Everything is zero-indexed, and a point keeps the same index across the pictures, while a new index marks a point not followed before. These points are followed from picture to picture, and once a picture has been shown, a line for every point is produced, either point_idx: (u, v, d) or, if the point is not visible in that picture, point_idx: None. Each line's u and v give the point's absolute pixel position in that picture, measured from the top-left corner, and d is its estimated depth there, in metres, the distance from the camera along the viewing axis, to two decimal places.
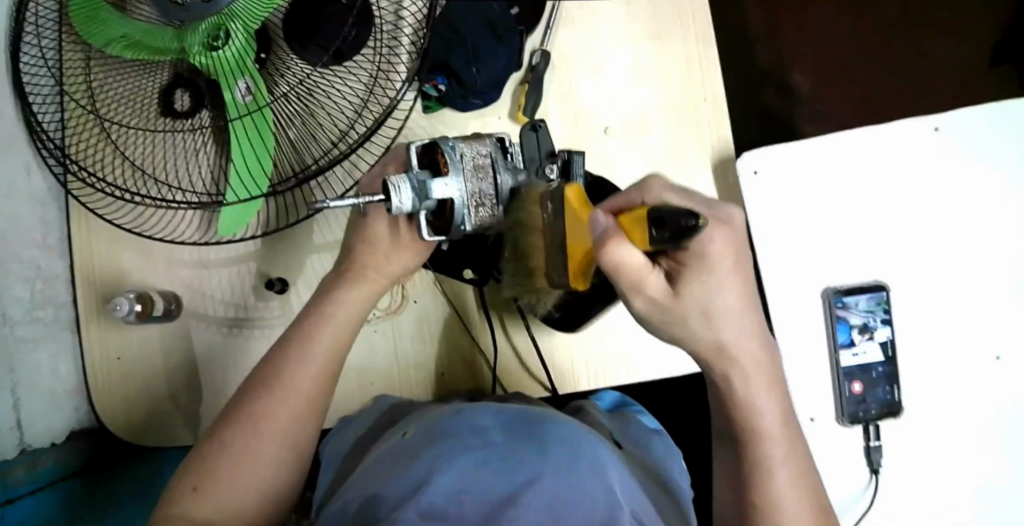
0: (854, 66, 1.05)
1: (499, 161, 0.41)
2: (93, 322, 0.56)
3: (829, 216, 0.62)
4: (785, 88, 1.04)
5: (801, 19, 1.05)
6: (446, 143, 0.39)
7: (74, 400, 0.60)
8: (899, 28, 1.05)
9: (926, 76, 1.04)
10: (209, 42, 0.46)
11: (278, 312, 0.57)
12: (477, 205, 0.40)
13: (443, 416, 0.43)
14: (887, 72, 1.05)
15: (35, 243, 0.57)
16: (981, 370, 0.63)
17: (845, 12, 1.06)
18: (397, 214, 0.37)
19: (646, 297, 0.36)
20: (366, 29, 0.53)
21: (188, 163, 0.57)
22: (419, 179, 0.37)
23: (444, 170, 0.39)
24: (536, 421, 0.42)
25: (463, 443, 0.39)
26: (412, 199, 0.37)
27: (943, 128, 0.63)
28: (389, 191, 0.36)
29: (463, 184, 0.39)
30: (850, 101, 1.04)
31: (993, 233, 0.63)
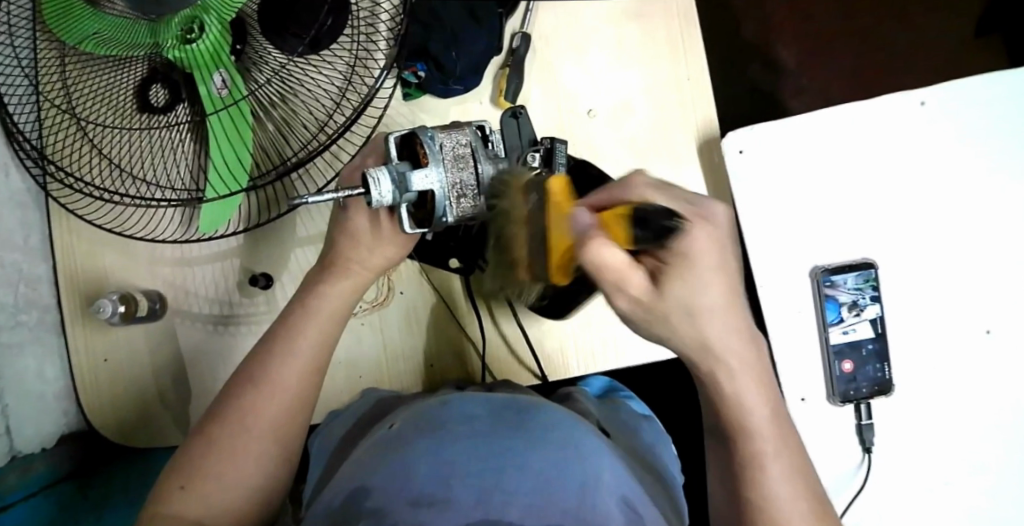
0: (842, 42, 1.04)
1: (479, 150, 0.41)
2: (78, 324, 0.56)
3: (816, 195, 0.62)
4: (773, 67, 1.04)
5: None
6: (425, 133, 0.39)
7: (64, 403, 0.60)
8: (886, 4, 1.04)
9: (915, 51, 1.04)
10: (183, 35, 0.46)
11: (264, 308, 0.56)
12: (458, 196, 0.39)
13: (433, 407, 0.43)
14: (876, 48, 1.04)
15: (16, 246, 0.56)
16: (972, 345, 0.63)
17: None
18: (378, 206, 0.36)
19: (628, 297, 0.37)
20: (343, 16, 0.52)
21: (167, 161, 0.56)
22: (399, 170, 0.37)
23: (424, 160, 0.38)
24: (524, 409, 0.42)
25: (452, 434, 0.39)
26: (391, 191, 0.36)
27: (930, 103, 0.62)
28: (369, 183, 0.36)
29: (444, 173, 0.38)
30: (839, 78, 1.04)
31: (982, 208, 0.63)
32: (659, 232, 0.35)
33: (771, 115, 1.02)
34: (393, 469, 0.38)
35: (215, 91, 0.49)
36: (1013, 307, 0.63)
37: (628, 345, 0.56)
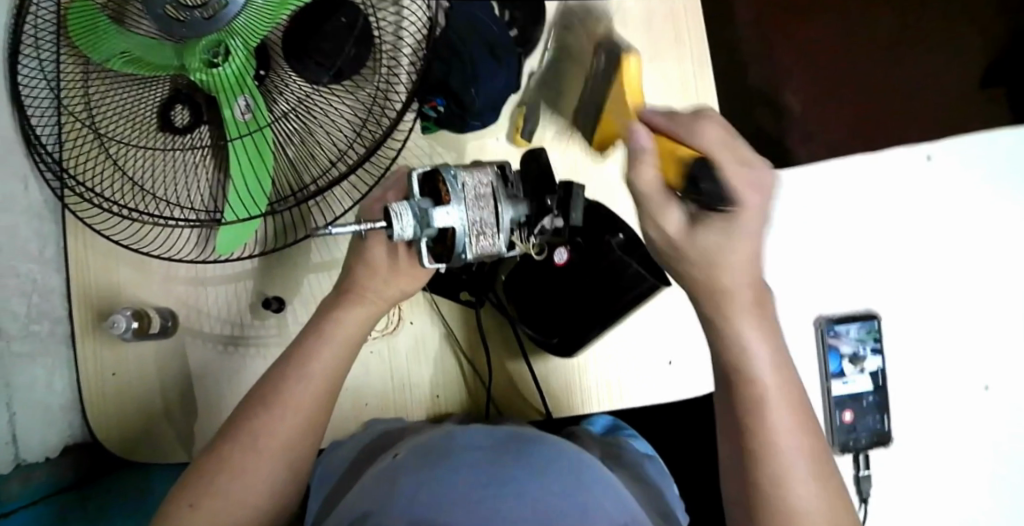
0: (850, 88, 1.07)
1: (501, 190, 0.40)
2: (89, 336, 0.56)
3: (831, 244, 0.62)
4: (781, 108, 1.06)
5: (798, 41, 1.07)
6: (447, 171, 0.38)
7: (69, 414, 0.61)
8: (893, 53, 1.07)
9: (921, 99, 1.06)
10: (208, 60, 0.47)
11: (274, 332, 0.57)
12: (478, 234, 0.38)
13: (434, 439, 0.44)
14: (883, 94, 1.06)
15: (31, 257, 0.57)
16: (969, 399, 0.65)
17: (842, 34, 1.08)
18: (399, 238, 0.37)
19: (661, 229, 0.38)
20: (366, 47, 0.52)
21: (184, 180, 0.56)
22: (421, 206, 0.37)
23: (446, 199, 0.38)
24: (525, 438, 0.44)
25: (465, 456, 0.41)
26: (412, 224, 0.37)
27: (936, 157, 0.64)
28: (390, 217, 0.36)
29: (466, 212, 0.38)
30: (847, 122, 1.05)
31: (984, 261, 0.65)
32: (699, 188, 0.36)
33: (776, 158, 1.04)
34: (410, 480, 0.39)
35: (237, 116, 0.50)
36: (1004, 363, 0.65)
37: (634, 384, 0.57)
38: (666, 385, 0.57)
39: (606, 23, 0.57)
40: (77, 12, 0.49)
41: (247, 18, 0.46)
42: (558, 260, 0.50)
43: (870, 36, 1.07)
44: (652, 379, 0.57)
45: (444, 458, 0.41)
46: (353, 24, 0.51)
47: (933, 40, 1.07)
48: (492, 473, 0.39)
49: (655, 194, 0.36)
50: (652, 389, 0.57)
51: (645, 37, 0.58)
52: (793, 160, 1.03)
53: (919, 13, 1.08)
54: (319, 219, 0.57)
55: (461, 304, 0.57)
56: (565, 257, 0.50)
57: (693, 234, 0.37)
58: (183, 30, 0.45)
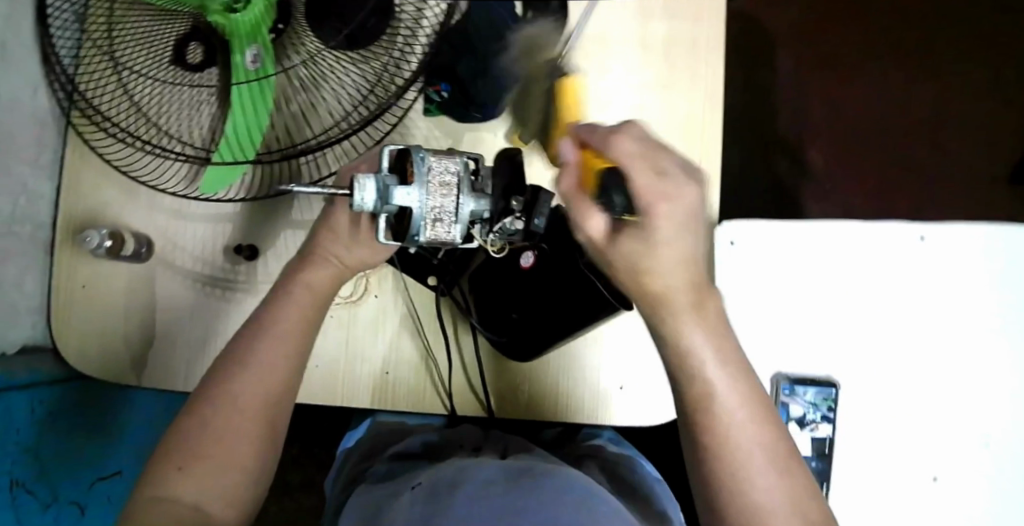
0: (876, 156, 1.06)
1: (466, 182, 0.39)
2: (67, 247, 0.58)
3: (796, 301, 0.64)
4: (802, 162, 1.06)
5: (832, 99, 1.06)
6: (417, 153, 0.38)
7: (34, 319, 0.62)
8: (927, 130, 1.06)
9: (945, 182, 1.05)
10: (229, 5, 0.50)
11: (243, 279, 0.58)
12: (434, 220, 0.38)
13: (444, 474, 0.40)
14: (907, 169, 1.06)
15: (26, 162, 0.59)
16: (918, 489, 0.65)
17: (880, 100, 1.06)
18: (358, 209, 0.38)
19: (586, 237, 0.36)
20: (384, 18, 0.50)
21: (185, 115, 0.57)
22: (386, 182, 0.38)
23: (410, 179, 0.38)
24: (535, 472, 0.38)
25: (468, 492, 0.35)
26: (373, 199, 0.38)
27: (929, 239, 0.63)
28: (354, 188, 0.37)
29: (427, 198, 0.38)
30: (863, 190, 1.06)
31: (956, 354, 0.64)
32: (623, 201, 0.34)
33: (786, 211, 1.05)
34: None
35: (247, 64, 0.52)
36: (962, 460, 0.65)
37: (582, 403, 0.57)
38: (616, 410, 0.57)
39: (625, 43, 0.58)
40: None
41: None
42: (524, 262, 0.50)
43: (907, 108, 1.06)
44: (600, 400, 0.57)
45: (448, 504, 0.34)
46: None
47: (971, 126, 1.06)
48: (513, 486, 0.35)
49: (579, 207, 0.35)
50: (600, 410, 0.57)
51: (662, 64, 0.57)
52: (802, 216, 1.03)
53: (964, 96, 1.06)
54: (309, 176, 0.58)
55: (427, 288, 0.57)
56: (530, 261, 0.50)
57: (615, 242, 0.35)
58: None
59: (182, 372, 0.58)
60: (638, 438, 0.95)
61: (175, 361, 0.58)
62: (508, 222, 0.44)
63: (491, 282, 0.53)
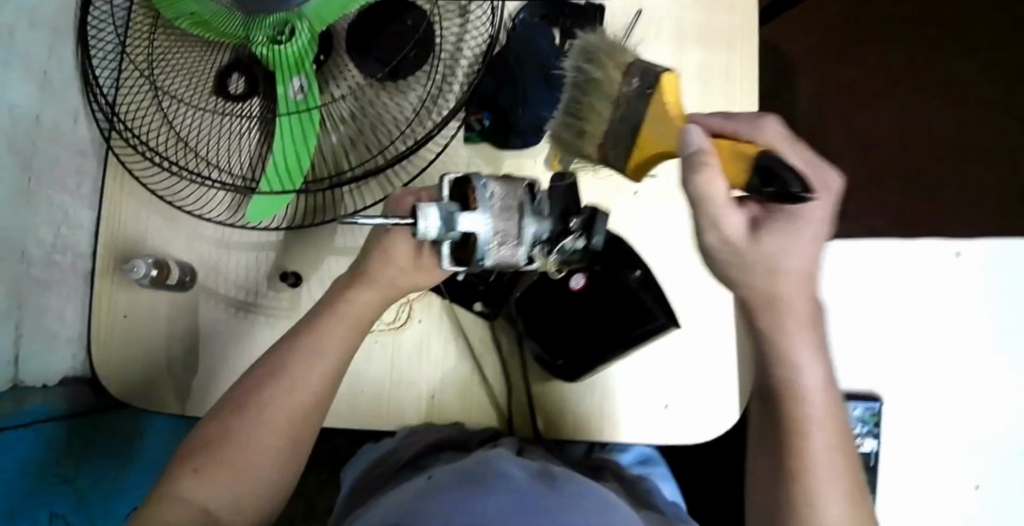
0: (891, 174, 1.08)
1: (528, 206, 0.41)
2: (107, 276, 0.59)
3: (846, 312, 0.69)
4: None
5: (846, 119, 1.09)
6: (478, 180, 0.40)
7: (75, 347, 0.63)
8: (942, 146, 1.07)
9: (960, 197, 1.06)
10: (274, 36, 0.48)
11: (285, 305, 0.58)
12: (500, 244, 0.40)
13: (467, 464, 0.43)
14: (921, 185, 1.07)
15: (67, 190, 0.59)
16: (957, 494, 0.66)
17: (894, 119, 1.08)
18: (420, 236, 0.38)
19: (720, 234, 0.37)
20: (425, 53, 0.54)
21: (225, 144, 0.57)
22: (449, 210, 0.38)
23: (473, 205, 0.39)
24: (564, 476, 0.42)
25: (502, 483, 0.38)
26: (438, 222, 0.37)
27: (965, 254, 0.68)
28: (416, 216, 0.37)
29: (493, 221, 0.39)
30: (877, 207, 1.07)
31: (993, 365, 0.67)
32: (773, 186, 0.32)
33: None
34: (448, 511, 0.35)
35: (291, 94, 0.51)
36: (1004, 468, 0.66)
37: (628, 424, 0.58)
38: (659, 429, 0.58)
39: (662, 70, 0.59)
40: None
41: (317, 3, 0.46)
42: (575, 284, 0.53)
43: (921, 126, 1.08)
44: (643, 420, 0.58)
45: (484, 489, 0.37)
46: (417, 27, 0.53)
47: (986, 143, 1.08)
48: (541, 488, 0.38)
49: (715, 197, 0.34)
50: (648, 429, 0.58)
51: (700, 89, 0.59)
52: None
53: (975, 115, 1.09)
54: (351, 206, 0.59)
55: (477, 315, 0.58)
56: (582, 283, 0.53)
57: (760, 239, 0.37)
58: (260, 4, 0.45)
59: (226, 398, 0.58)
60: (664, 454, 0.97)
61: (217, 387, 0.58)
62: (568, 242, 0.43)
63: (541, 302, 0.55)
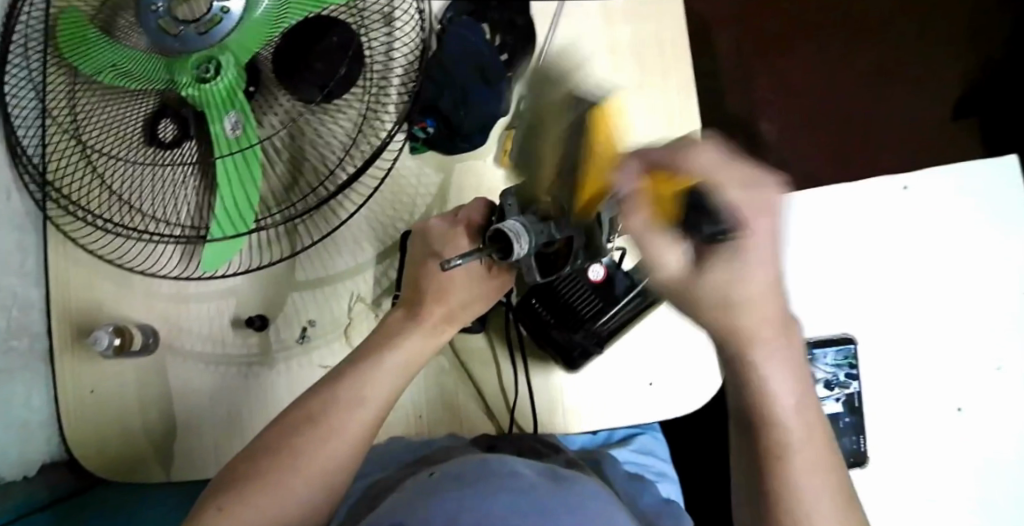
0: (829, 121, 1.12)
1: None
2: (69, 353, 0.56)
3: (812, 261, 0.72)
4: (757, 139, 1.12)
5: (778, 75, 1.13)
6: None
7: (48, 431, 0.60)
8: (874, 88, 1.12)
9: (900, 132, 1.11)
10: (199, 74, 0.46)
11: (256, 349, 0.57)
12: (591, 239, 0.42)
13: (465, 466, 0.42)
14: (860, 127, 1.11)
15: (12, 270, 0.57)
16: (943, 422, 0.69)
17: (823, 69, 1.13)
18: (516, 256, 0.37)
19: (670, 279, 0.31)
20: (359, 68, 0.52)
21: (168, 195, 0.56)
22: (536, 223, 0.38)
23: (558, 210, 0.40)
24: (569, 477, 0.42)
25: (505, 482, 0.39)
26: (526, 230, 0.38)
27: (913, 187, 0.72)
28: (512, 240, 0.37)
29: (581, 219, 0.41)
30: (822, 154, 1.11)
31: (952, 289, 0.70)
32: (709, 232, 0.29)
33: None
34: (441, 508, 0.35)
35: (227, 132, 0.49)
36: (985, 389, 0.69)
37: (624, 411, 0.58)
38: (650, 409, 0.58)
39: (598, 54, 0.59)
40: (64, 29, 0.50)
41: (241, 35, 0.46)
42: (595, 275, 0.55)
43: (850, 72, 1.13)
44: (636, 403, 0.58)
45: (483, 488, 0.37)
46: (345, 45, 0.51)
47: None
48: (541, 486, 0.39)
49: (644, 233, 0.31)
50: (633, 410, 0.58)
51: (635, 68, 0.59)
52: None
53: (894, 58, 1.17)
54: (305, 238, 0.57)
55: (465, 332, 0.58)
56: (603, 271, 0.55)
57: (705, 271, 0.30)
58: (176, 44, 0.45)
59: (211, 459, 0.56)
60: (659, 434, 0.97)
61: (200, 448, 0.56)
62: None
63: (563, 313, 0.56)
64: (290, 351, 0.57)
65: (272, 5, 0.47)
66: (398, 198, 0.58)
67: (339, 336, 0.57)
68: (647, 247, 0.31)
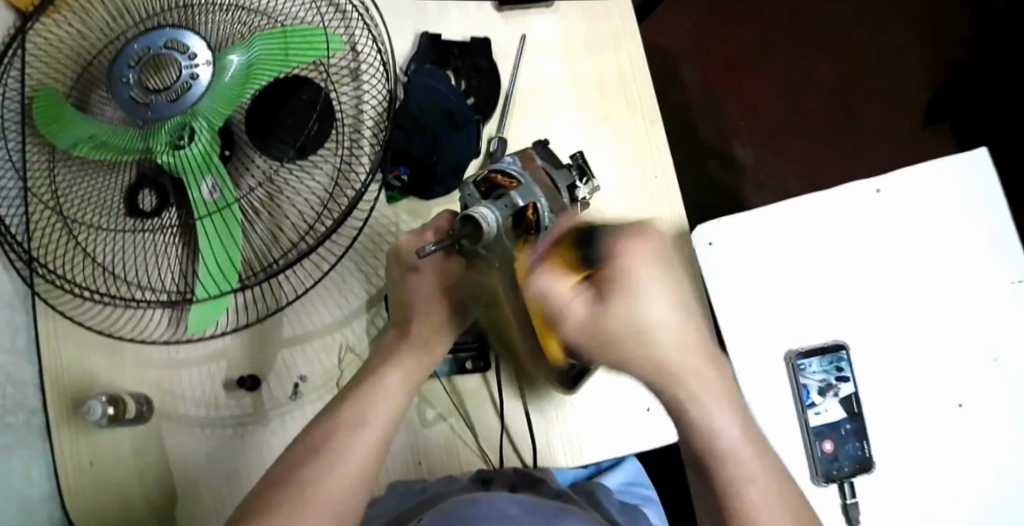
0: (804, 133, 1.19)
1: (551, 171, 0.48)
2: (63, 427, 0.56)
3: (807, 274, 0.72)
4: (739, 154, 1.17)
5: (751, 93, 1.20)
6: (502, 166, 0.43)
7: (50, 505, 0.60)
8: (841, 101, 1.20)
9: (869, 139, 1.19)
10: (174, 141, 0.46)
11: (249, 408, 0.58)
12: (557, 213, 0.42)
13: (453, 509, 0.42)
14: (831, 136, 1.19)
15: (3, 348, 0.57)
16: (948, 418, 0.69)
17: (790, 87, 1.21)
18: (490, 233, 0.37)
19: (575, 322, 0.37)
20: (328, 122, 0.55)
21: (155, 264, 0.57)
22: (501, 202, 0.39)
23: (512, 186, 0.42)
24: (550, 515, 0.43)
25: None
26: (495, 211, 0.38)
27: (886, 189, 0.72)
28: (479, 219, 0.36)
29: (536, 191, 0.42)
30: (799, 164, 1.18)
31: (940, 285, 0.71)
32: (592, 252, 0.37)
33: (736, 203, 1.15)
34: None
35: (205, 197, 0.49)
36: (980, 383, 0.70)
37: (623, 436, 0.59)
38: (647, 432, 0.59)
39: (561, 89, 0.61)
40: (41, 109, 0.51)
41: (211, 101, 0.45)
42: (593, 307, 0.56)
43: (819, 88, 1.21)
44: (633, 427, 0.59)
45: None
46: (314, 101, 0.53)
47: (869, 87, 1.21)
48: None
49: (557, 293, 0.37)
50: (630, 435, 0.59)
51: (600, 101, 0.61)
52: (753, 205, 1.15)
53: (856, 65, 1.21)
54: (288, 293, 0.57)
55: (470, 370, 0.59)
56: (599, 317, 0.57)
57: (603, 308, 0.36)
58: (146, 112, 0.45)
59: (210, 520, 0.56)
60: (658, 458, 0.97)
61: (200, 513, 0.56)
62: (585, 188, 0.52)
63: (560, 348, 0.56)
64: (282, 409, 0.58)
65: (238, 69, 0.47)
66: (378, 245, 0.59)
67: (331, 388, 0.58)
68: (549, 299, 0.38)
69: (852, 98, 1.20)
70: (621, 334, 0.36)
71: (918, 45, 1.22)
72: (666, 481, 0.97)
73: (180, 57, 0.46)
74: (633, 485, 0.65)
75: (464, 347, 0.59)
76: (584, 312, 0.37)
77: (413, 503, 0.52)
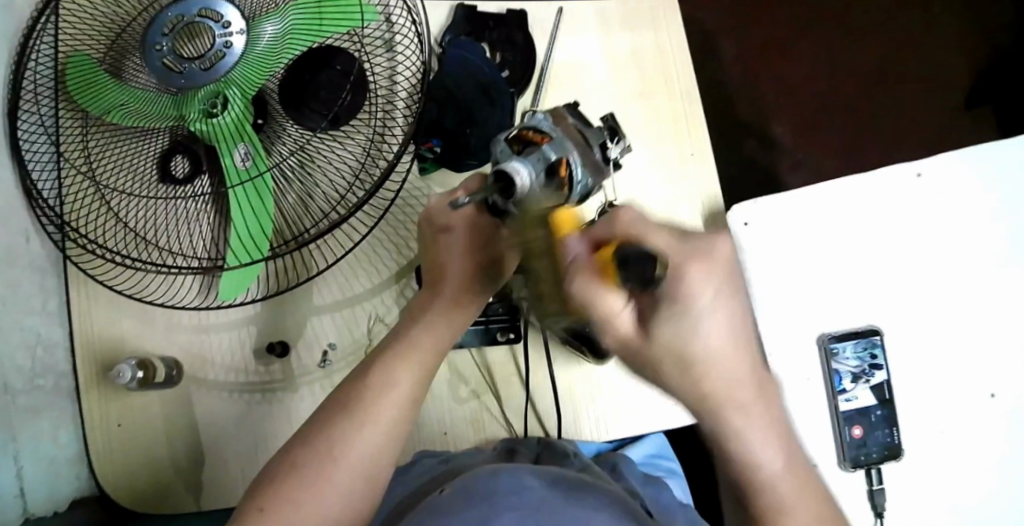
0: (835, 121, 1.17)
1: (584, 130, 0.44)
2: (93, 389, 0.57)
3: (840, 261, 0.70)
4: (770, 140, 1.16)
5: (783, 79, 1.19)
6: (534, 119, 0.39)
7: (79, 467, 0.61)
8: (874, 89, 1.19)
9: (901, 128, 1.17)
10: (207, 110, 0.47)
11: (279, 375, 0.58)
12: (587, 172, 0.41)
13: (482, 478, 0.42)
14: (861, 124, 1.17)
15: (35, 311, 0.58)
16: (977, 407, 0.68)
17: (823, 73, 1.19)
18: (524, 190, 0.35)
19: (616, 337, 0.34)
20: (361, 93, 0.54)
21: (186, 231, 0.57)
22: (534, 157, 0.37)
23: (544, 140, 0.38)
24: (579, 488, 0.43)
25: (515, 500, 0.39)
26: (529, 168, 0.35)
27: (926, 174, 0.71)
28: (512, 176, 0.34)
29: (570, 147, 0.39)
30: (827, 152, 1.16)
31: (972, 274, 0.70)
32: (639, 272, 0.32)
33: (766, 188, 1.13)
34: None
35: (237, 164, 0.50)
36: (1013, 373, 0.69)
37: (649, 412, 0.59)
38: (675, 410, 0.59)
39: (596, 64, 0.60)
40: (76, 75, 0.51)
41: (244, 71, 0.46)
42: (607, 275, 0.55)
43: (852, 75, 1.19)
44: (660, 404, 0.59)
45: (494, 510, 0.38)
46: (347, 71, 0.52)
47: (903, 75, 1.19)
48: (559, 498, 0.40)
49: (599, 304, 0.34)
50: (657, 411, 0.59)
51: (636, 77, 0.60)
52: (782, 189, 1.13)
53: (892, 54, 1.19)
54: (319, 262, 0.58)
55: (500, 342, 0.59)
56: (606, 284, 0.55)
57: (651, 336, 0.32)
58: (181, 80, 0.46)
59: (238, 482, 0.57)
60: (677, 441, 0.97)
61: (228, 476, 0.57)
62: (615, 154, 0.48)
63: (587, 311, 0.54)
64: (312, 376, 0.58)
65: (273, 39, 0.48)
66: (408, 215, 0.60)
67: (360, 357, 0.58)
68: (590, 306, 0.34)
69: (885, 87, 1.18)
70: (670, 368, 0.32)
71: (954, 34, 1.20)
72: (686, 465, 0.97)
73: (214, 25, 0.47)
74: (657, 459, 0.65)
75: (493, 317, 0.58)
76: (630, 330, 0.33)
77: (440, 473, 0.52)
